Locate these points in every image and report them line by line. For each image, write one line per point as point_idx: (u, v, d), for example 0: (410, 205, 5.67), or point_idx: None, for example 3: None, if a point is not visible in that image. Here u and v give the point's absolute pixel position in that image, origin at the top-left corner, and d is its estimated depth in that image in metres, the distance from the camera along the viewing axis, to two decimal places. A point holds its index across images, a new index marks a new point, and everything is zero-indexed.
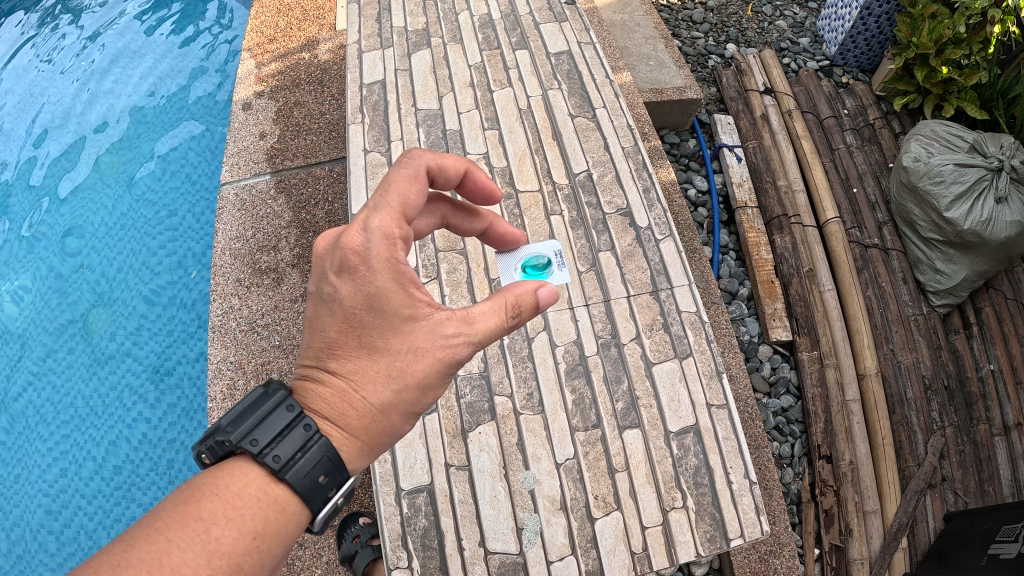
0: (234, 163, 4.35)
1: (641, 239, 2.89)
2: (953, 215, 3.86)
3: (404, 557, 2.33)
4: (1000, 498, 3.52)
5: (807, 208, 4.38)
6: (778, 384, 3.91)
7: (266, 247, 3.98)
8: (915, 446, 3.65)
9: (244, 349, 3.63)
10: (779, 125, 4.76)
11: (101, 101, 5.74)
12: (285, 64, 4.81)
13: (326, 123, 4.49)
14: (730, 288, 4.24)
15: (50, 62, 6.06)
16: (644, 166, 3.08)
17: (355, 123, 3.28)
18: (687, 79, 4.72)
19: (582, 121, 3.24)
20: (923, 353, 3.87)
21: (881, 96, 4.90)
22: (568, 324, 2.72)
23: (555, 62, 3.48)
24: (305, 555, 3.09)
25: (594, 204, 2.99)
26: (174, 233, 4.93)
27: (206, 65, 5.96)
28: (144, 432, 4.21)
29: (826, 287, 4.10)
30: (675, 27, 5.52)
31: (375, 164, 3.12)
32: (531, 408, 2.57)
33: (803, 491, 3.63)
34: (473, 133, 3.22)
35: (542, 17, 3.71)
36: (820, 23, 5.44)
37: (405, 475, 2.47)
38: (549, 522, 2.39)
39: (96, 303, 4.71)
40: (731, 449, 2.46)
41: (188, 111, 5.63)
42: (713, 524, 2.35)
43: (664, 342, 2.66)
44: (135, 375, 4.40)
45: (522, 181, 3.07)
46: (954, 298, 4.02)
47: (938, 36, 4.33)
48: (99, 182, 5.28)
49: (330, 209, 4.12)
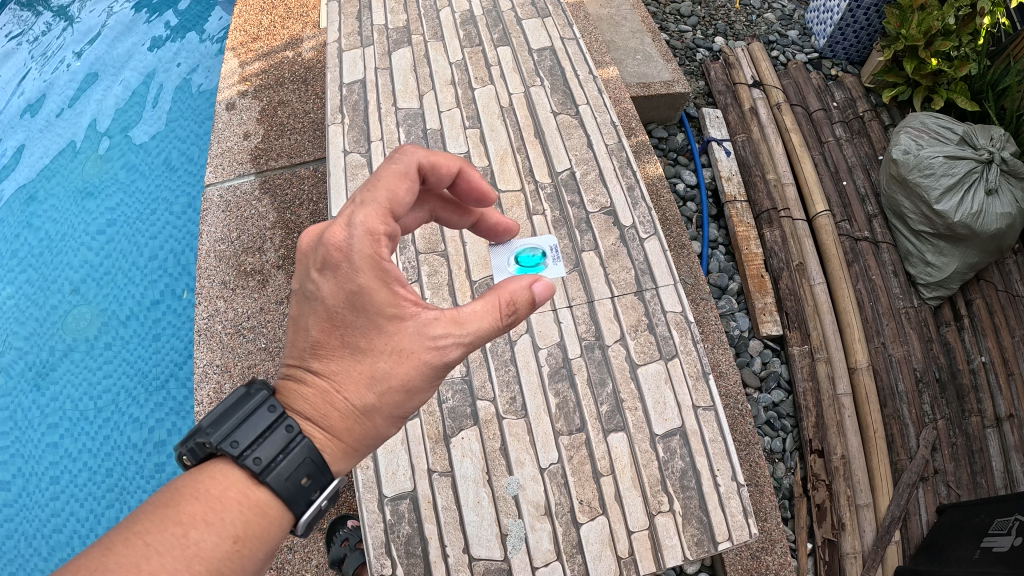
0: (218, 164, 4.29)
1: (625, 239, 2.85)
2: (944, 208, 3.83)
3: (387, 564, 2.31)
4: (992, 490, 3.54)
5: (796, 202, 4.35)
6: (769, 379, 3.89)
7: (250, 249, 3.94)
8: (907, 439, 3.65)
9: (230, 352, 3.60)
10: (768, 118, 4.72)
11: (88, 108, 5.69)
12: (268, 63, 4.76)
13: (310, 123, 4.45)
14: (719, 283, 4.20)
15: (36, 72, 6.00)
16: (628, 163, 3.05)
17: (335, 124, 3.24)
18: (675, 73, 4.69)
19: (565, 118, 3.20)
20: (914, 345, 3.87)
21: (870, 88, 4.87)
22: (551, 327, 2.68)
23: (537, 58, 3.44)
24: (294, 559, 3.07)
25: (577, 203, 2.95)
26: (162, 232, 4.86)
27: (189, 63, 5.87)
28: (131, 436, 4.16)
29: (817, 280, 4.06)
30: (663, 21, 5.46)
31: (355, 166, 3.08)
32: (514, 413, 2.53)
33: (795, 485, 3.60)
34: (455, 132, 3.18)
35: (524, 13, 3.66)
36: (808, 16, 5.40)
37: (388, 482, 2.43)
38: (534, 528, 2.36)
39: (82, 307, 4.66)
40: (718, 451, 2.43)
41: (171, 112, 5.54)
42: (700, 528, 2.34)
43: (649, 343, 2.63)
44: (125, 378, 4.36)
45: (503, 180, 3.02)
46: (945, 290, 4.01)
47: (927, 28, 4.30)
48: (86, 185, 5.22)
49: (315, 209, 4.09)
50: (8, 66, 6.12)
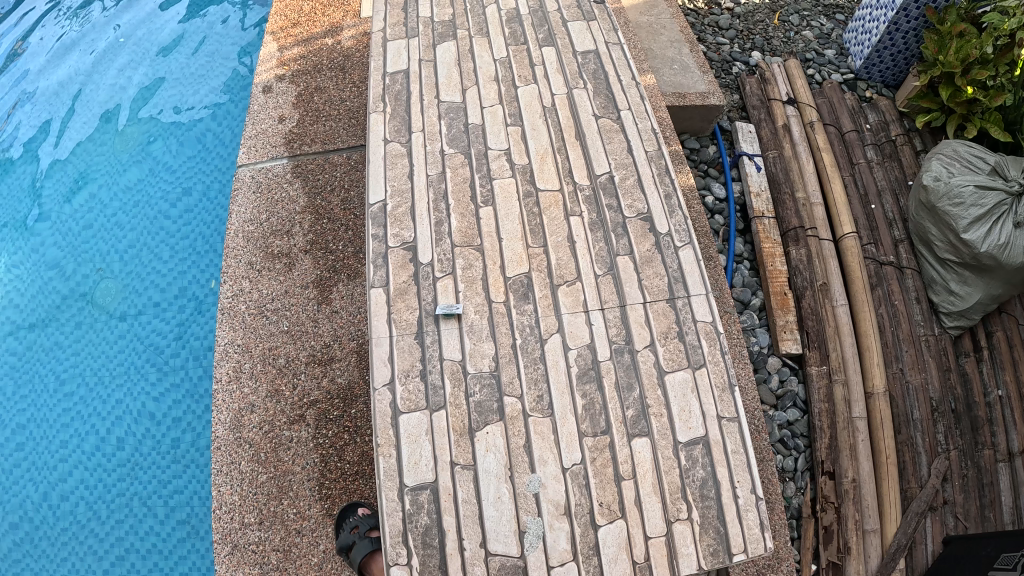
0: (252, 145, 4.32)
1: (661, 245, 2.85)
2: (970, 237, 3.77)
3: (404, 554, 2.33)
4: (1000, 525, 3.57)
5: (824, 222, 4.33)
6: (785, 397, 3.87)
7: (279, 232, 3.96)
8: (918, 467, 3.67)
9: (252, 332, 3.65)
10: (801, 136, 4.71)
11: (126, 86, 5.73)
12: (307, 48, 4.77)
13: (346, 110, 4.44)
14: (742, 297, 4.16)
15: (77, 51, 6.09)
16: (666, 171, 3.05)
17: (377, 112, 3.26)
18: (710, 85, 4.68)
19: (606, 122, 3.20)
20: (932, 373, 3.87)
21: (904, 113, 4.85)
22: (582, 327, 2.67)
23: (581, 61, 3.44)
24: (302, 542, 3.18)
25: (614, 207, 2.95)
26: (187, 209, 4.86)
27: (223, 46, 5.87)
28: (144, 406, 4.19)
29: (839, 301, 4.04)
30: (701, 32, 5.43)
31: (394, 155, 3.10)
32: (540, 411, 2.53)
33: (803, 506, 3.61)
34: (496, 128, 3.18)
35: (570, 15, 3.66)
36: (847, 35, 5.36)
37: (410, 471, 2.44)
38: (552, 527, 2.37)
39: (108, 278, 4.68)
40: (739, 462, 2.44)
41: (206, 92, 5.54)
42: (716, 538, 2.35)
43: (678, 351, 2.62)
44: (144, 352, 4.37)
45: (543, 179, 3.03)
46: (966, 321, 3.98)
47: (965, 56, 4.31)
48: (117, 160, 5.26)
49: (346, 196, 4.09)
50: (51, 43, 6.23)
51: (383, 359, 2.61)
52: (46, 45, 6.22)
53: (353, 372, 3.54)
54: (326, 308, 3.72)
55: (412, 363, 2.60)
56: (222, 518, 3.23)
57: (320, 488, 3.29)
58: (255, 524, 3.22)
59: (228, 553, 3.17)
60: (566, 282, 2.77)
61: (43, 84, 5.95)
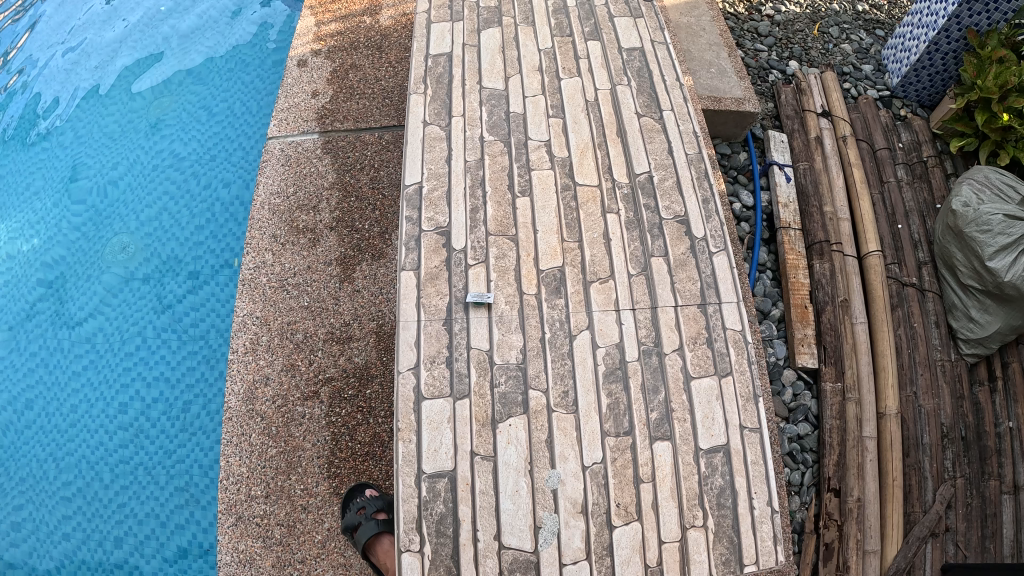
0: (284, 117, 4.30)
1: (696, 250, 2.83)
2: (995, 265, 3.71)
3: (416, 540, 2.34)
4: (998, 556, 3.63)
5: (850, 238, 4.27)
6: (798, 410, 3.82)
7: (305, 206, 3.95)
8: (923, 491, 3.66)
9: (271, 305, 3.65)
10: (833, 150, 4.65)
11: (155, 53, 5.70)
12: (345, 25, 4.74)
13: (381, 90, 4.41)
14: (763, 307, 4.11)
15: (108, 16, 6.07)
16: (705, 175, 3.02)
17: (417, 93, 3.23)
18: (747, 91, 4.62)
19: (647, 121, 3.17)
20: (945, 399, 3.84)
21: (938, 134, 4.77)
22: (612, 326, 2.65)
23: (626, 58, 3.41)
24: (307, 518, 3.18)
25: (652, 208, 2.92)
26: (213, 179, 4.83)
27: (254, 19, 5.81)
28: (156, 371, 4.16)
29: (859, 320, 3.99)
30: (740, 37, 5.35)
31: (433, 138, 3.08)
32: (564, 407, 2.51)
33: (807, 521, 3.60)
34: (537, 119, 3.16)
35: (617, 10, 3.63)
36: (886, 52, 5.28)
37: (428, 458, 2.43)
38: (568, 524, 2.37)
39: (128, 242, 4.67)
40: (758, 473, 2.46)
41: (238, 64, 5.50)
42: (729, 548, 2.38)
43: (706, 358, 2.61)
44: (158, 316, 4.34)
45: (581, 173, 3.00)
46: (983, 349, 3.93)
47: (1003, 82, 4.25)
48: (145, 123, 5.24)
49: (375, 175, 4.07)
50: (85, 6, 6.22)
51: (409, 343, 2.60)
52: (84, 10, 6.19)
53: (370, 352, 3.53)
54: (348, 287, 3.71)
55: (438, 349, 2.59)
56: (228, 489, 3.24)
57: (330, 466, 3.28)
58: (260, 497, 3.21)
59: (232, 524, 3.18)
60: (598, 280, 2.74)
61: (72, 46, 5.95)
